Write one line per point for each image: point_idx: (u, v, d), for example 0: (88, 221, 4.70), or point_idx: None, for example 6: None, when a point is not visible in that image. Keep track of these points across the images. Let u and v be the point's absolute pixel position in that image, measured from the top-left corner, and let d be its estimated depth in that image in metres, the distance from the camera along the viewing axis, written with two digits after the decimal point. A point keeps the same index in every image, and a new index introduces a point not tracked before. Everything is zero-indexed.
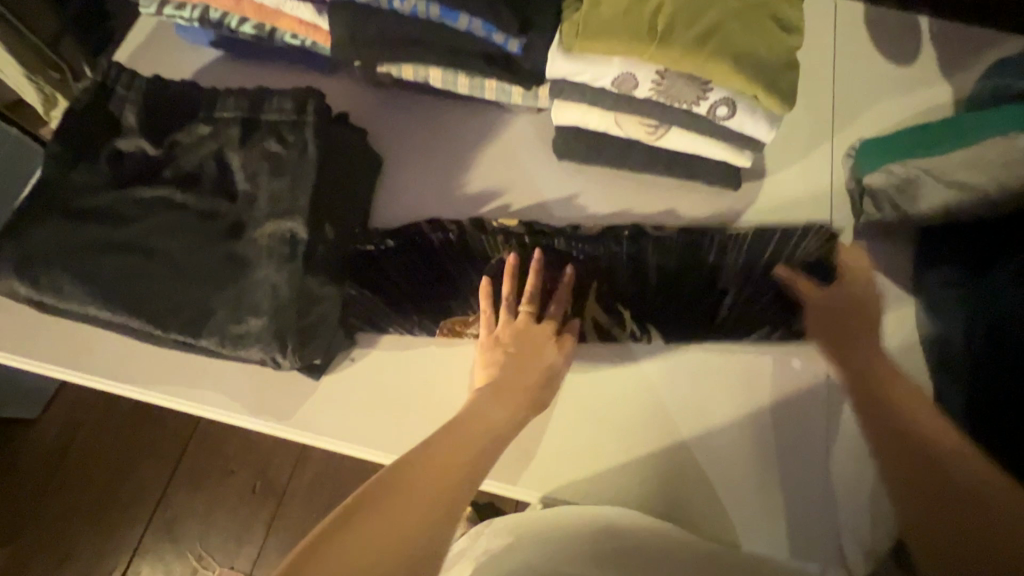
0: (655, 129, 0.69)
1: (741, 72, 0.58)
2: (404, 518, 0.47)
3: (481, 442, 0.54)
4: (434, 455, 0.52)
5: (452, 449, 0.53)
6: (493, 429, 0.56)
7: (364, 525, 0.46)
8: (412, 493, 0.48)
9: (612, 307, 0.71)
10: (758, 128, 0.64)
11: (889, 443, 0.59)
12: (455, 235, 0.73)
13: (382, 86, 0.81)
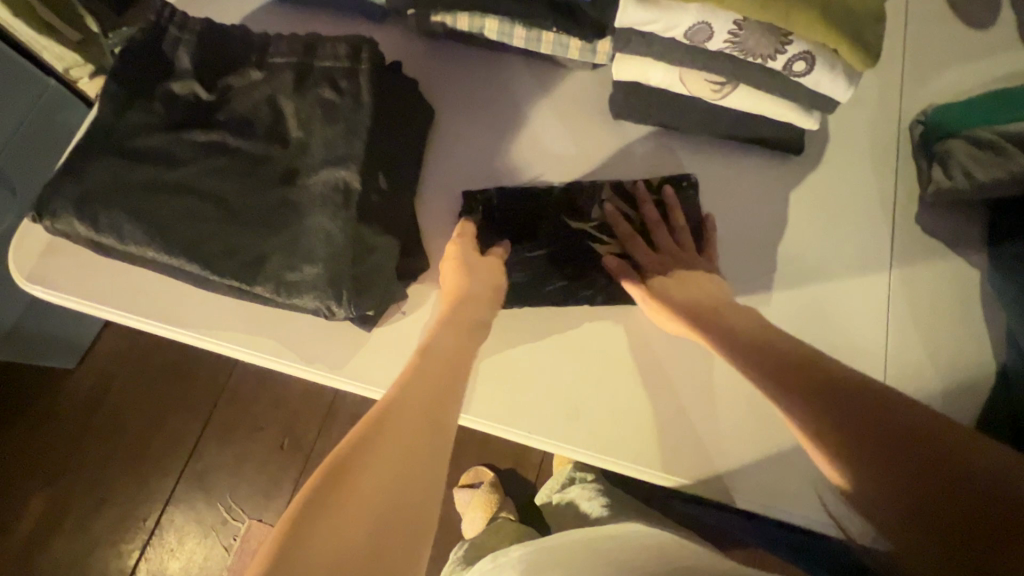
0: (721, 86, 0.66)
1: (826, 23, 0.55)
2: (387, 471, 0.49)
3: (447, 387, 0.57)
4: (407, 410, 0.53)
5: (422, 401, 0.55)
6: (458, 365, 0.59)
7: (351, 487, 0.47)
8: (390, 448, 0.50)
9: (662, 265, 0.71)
10: (834, 85, 0.61)
11: (815, 405, 0.52)
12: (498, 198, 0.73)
13: (433, 37, 0.79)
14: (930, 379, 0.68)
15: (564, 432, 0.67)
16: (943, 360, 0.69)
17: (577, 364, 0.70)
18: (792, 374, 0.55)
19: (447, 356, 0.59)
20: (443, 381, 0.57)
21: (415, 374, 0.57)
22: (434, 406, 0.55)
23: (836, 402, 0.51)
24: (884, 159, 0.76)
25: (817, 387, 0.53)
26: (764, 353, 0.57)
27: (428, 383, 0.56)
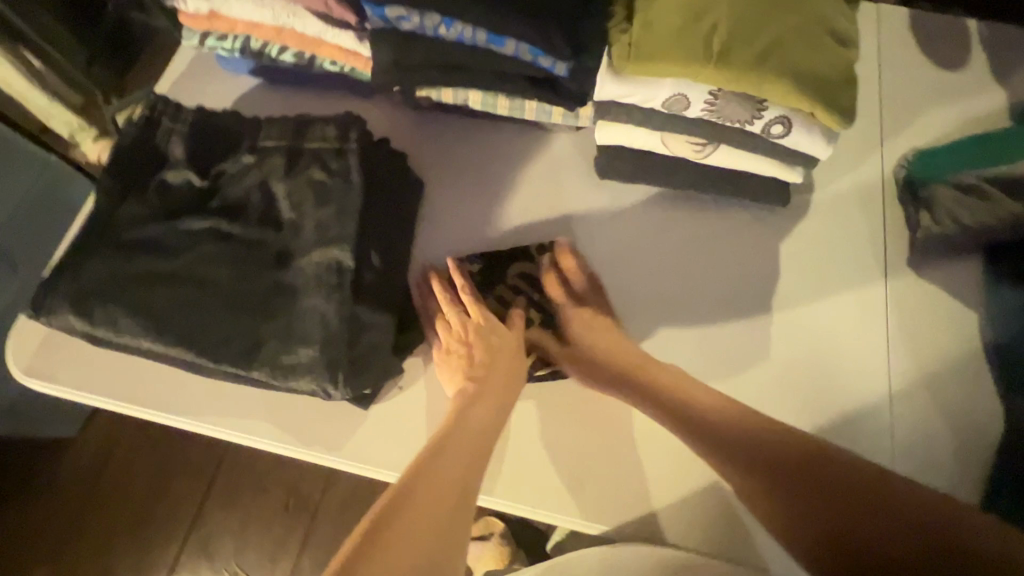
0: (702, 148, 0.68)
1: (799, 90, 0.57)
2: (419, 534, 0.50)
3: (470, 465, 0.58)
4: (428, 486, 0.54)
5: (448, 492, 0.55)
6: (488, 442, 0.61)
7: (384, 561, 0.48)
8: (413, 537, 0.50)
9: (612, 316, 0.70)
10: (813, 145, 0.62)
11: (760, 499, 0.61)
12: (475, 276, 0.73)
13: (419, 110, 0.81)
14: (940, 426, 0.68)
15: (567, 502, 0.65)
16: (950, 404, 0.68)
17: (577, 431, 0.68)
18: (770, 463, 0.61)
19: (465, 438, 0.60)
20: (468, 458, 0.59)
21: (434, 461, 0.57)
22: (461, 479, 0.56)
23: (792, 486, 0.60)
24: (874, 203, 0.77)
25: (775, 473, 0.61)
26: (749, 441, 0.63)
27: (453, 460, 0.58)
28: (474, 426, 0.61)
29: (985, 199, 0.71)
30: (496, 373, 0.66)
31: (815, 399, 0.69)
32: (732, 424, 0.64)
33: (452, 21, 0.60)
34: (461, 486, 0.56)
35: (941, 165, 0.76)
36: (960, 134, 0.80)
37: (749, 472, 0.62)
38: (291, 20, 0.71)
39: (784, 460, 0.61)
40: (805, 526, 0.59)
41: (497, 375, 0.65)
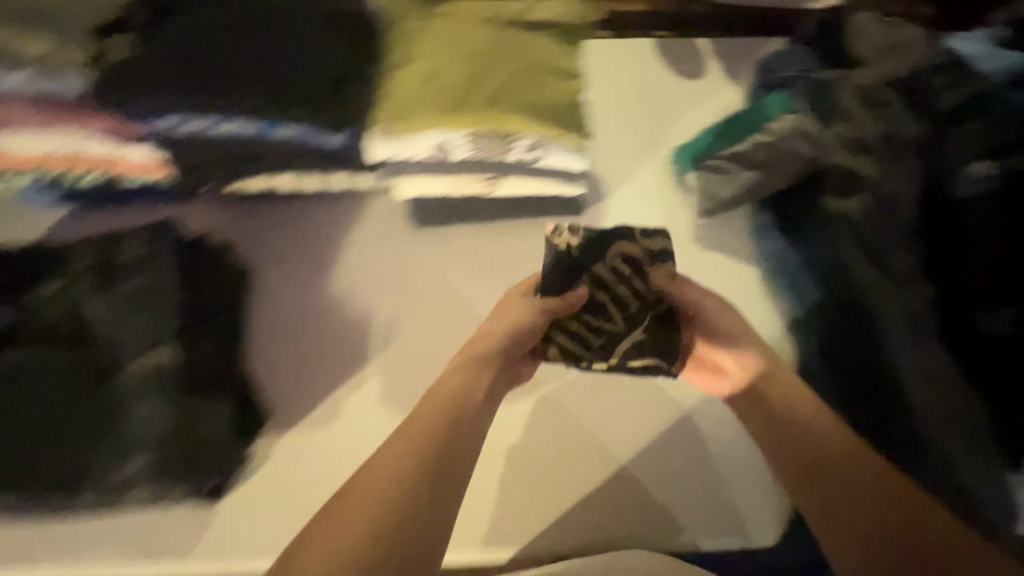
0: (491, 179, 0.76)
1: (531, 124, 0.68)
2: (329, 553, 0.46)
3: (417, 453, 0.52)
4: (356, 502, 0.49)
5: (382, 488, 0.50)
6: (431, 433, 0.54)
7: (304, 559, 0.47)
8: (316, 555, 0.47)
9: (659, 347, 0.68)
10: (566, 162, 0.72)
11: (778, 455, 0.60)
12: (333, 351, 0.78)
13: (237, 202, 0.85)
14: None
15: None
16: None
17: None
18: (783, 421, 0.60)
19: (426, 423, 0.55)
20: (427, 449, 0.53)
21: (376, 466, 0.51)
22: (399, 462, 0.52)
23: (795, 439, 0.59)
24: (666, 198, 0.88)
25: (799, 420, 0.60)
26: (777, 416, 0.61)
27: (389, 460, 0.52)
28: (415, 426, 0.54)
29: (722, 172, 0.81)
30: (470, 397, 0.58)
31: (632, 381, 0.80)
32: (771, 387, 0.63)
33: (227, 120, 0.67)
34: (396, 496, 0.49)
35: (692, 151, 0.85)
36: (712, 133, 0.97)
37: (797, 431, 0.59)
38: (80, 146, 0.73)
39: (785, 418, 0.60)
40: (852, 490, 0.55)
41: (454, 377, 0.59)
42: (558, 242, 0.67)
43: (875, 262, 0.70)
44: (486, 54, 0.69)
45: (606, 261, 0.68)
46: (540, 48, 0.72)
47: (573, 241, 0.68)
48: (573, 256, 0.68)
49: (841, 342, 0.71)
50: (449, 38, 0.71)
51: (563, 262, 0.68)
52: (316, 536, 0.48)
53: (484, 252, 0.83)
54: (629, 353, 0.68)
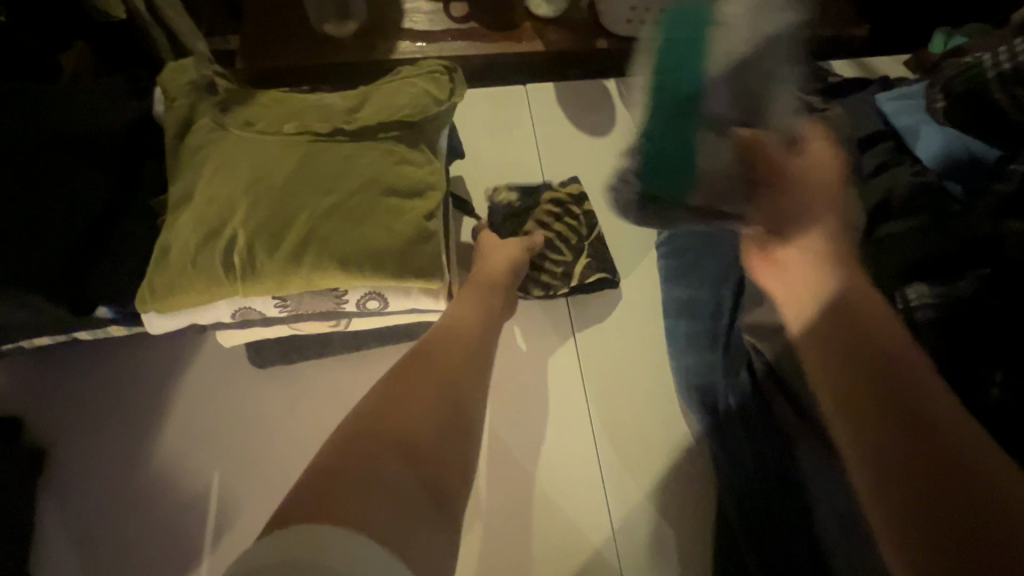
0: (337, 321, 0.62)
1: (360, 274, 0.52)
2: (403, 456, 0.38)
3: (453, 393, 0.46)
4: (401, 414, 0.41)
5: (427, 402, 0.43)
6: (458, 365, 0.49)
7: (358, 488, 0.35)
8: (381, 480, 0.36)
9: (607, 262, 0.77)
10: (421, 304, 0.57)
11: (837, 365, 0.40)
12: (156, 551, 0.62)
13: (28, 354, 0.67)
14: (670, 513, 0.67)
15: None
16: (661, 479, 0.69)
17: None
18: (858, 360, 0.39)
19: (445, 369, 0.48)
20: (449, 378, 0.47)
21: (403, 387, 0.44)
22: (445, 407, 0.44)
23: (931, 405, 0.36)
24: (559, 298, 0.77)
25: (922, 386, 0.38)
26: (855, 360, 0.39)
27: (423, 387, 0.44)
28: (423, 361, 0.48)
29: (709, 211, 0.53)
30: (464, 332, 0.54)
31: (543, 528, 0.66)
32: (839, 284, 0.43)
33: None
34: (456, 407, 0.45)
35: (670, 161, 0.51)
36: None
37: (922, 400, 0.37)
38: None
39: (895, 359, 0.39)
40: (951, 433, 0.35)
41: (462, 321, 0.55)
42: (495, 197, 0.79)
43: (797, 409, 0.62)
44: (294, 183, 0.53)
45: (551, 201, 0.79)
46: (372, 159, 0.56)
47: (501, 189, 0.80)
48: (505, 199, 0.79)
49: (755, 510, 0.61)
50: (243, 162, 0.54)
51: (506, 200, 0.79)
52: (367, 457, 0.37)
53: (344, 405, 0.68)
54: (569, 270, 0.76)
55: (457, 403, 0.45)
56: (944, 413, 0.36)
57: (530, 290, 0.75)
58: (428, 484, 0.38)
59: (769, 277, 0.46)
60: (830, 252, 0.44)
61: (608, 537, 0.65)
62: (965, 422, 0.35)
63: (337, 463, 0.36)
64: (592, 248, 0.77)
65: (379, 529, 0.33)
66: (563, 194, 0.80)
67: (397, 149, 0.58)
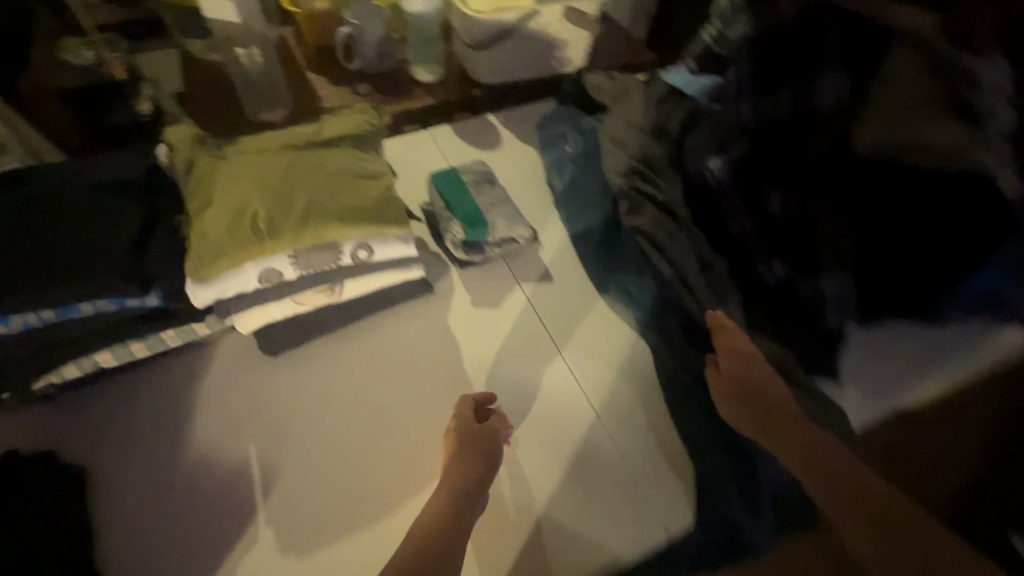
0: (332, 288, 0.77)
1: (351, 226, 0.72)
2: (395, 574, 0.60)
3: (444, 514, 0.67)
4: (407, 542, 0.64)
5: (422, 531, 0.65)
6: (462, 489, 0.69)
7: None
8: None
9: (523, 226, 0.95)
10: (398, 249, 0.77)
11: (802, 465, 0.69)
12: (213, 515, 0.70)
13: (55, 396, 0.75)
14: (626, 374, 0.85)
15: None
16: (612, 356, 0.87)
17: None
18: (842, 478, 0.67)
19: (444, 497, 0.68)
20: (449, 494, 0.68)
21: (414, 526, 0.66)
22: (442, 527, 0.65)
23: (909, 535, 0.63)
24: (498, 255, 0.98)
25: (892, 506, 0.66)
26: (842, 479, 0.67)
27: (426, 515, 0.67)
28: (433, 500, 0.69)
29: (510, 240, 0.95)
30: (468, 463, 0.71)
31: (534, 413, 0.81)
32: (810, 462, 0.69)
33: (7, 317, 0.61)
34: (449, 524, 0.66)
35: (472, 226, 0.93)
36: (546, 181, 1.05)
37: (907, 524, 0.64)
38: None
39: (830, 460, 0.68)
40: (902, 525, 0.64)
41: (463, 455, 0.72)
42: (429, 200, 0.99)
43: (674, 267, 0.84)
44: (287, 176, 0.73)
45: (470, 188, 0.98)
46: (339, 157, 0.78)
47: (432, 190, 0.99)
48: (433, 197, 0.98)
49: (676, 344, 0.83)
50: (245, 171, 0.73)
51: (436, 197, 0.98)
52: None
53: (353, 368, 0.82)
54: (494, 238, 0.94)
55: (450, 522, 0.66)
56: (885, 501, 0.66)
57: (474, 257, 0.93)
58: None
59: (750, 421, 0.73)
60: (767, 416, 0.73)
61: (584, 406, 0.82)
62: (926, 532, 0.64)
63: None
64: (509, 213, 0.96)
65: None
66: (479, 181, 1.00)
67: (355, 151, 0.81)
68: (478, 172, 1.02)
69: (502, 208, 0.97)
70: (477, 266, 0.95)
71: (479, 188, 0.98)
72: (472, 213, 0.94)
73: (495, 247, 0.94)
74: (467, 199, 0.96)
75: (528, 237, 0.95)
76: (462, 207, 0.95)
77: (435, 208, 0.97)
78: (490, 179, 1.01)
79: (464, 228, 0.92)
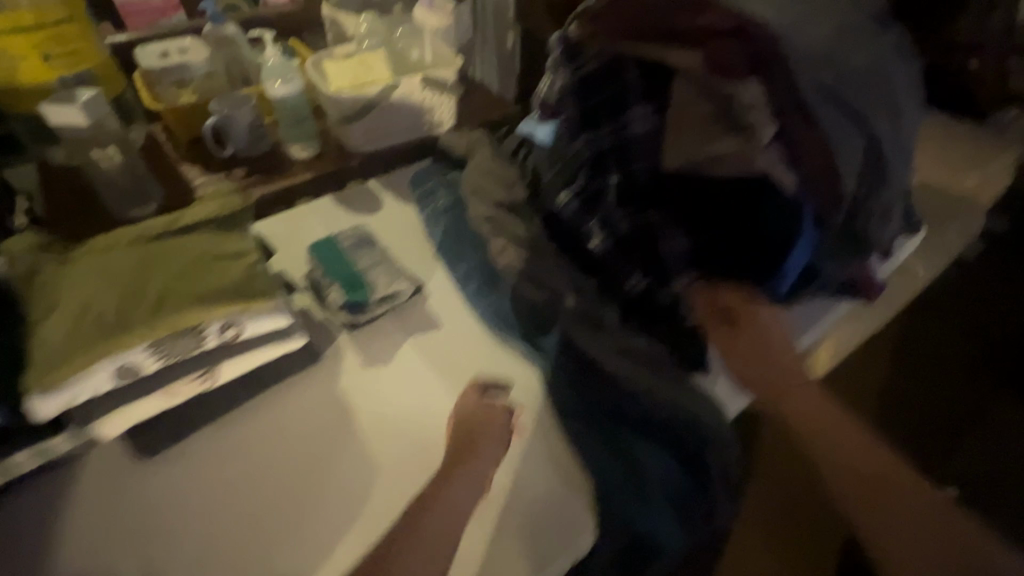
0: (206, 375, 0.76)
1: (212, 308, 0.72)
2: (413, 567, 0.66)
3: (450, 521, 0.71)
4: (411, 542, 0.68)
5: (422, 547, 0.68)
6: (483, 440, 0.79)
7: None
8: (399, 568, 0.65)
9: (404, 281, 0.99)
10: (268, 321, 0.77)
11: (879, 508, 0.76)
12: None
13: None
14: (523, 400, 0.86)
15: None
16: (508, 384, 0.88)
17: None
18: (872, 487, 0.77)
19: (476, 439, 0.79)
20: (465, 453, 0.78)
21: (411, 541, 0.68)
22: (443, 534, 0.69)
23: (842, 472, 0.79)
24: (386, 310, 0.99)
25: (893, 497, 0.76)
26: (891, 508, 0.76)
27: (426, 513, 0.71)
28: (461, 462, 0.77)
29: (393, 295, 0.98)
30: (479, 434, 0.79)
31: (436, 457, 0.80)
32: (799, 402, 0.84)
33: None
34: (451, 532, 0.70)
35: (353, 290, 0.96)
36: (425, 235, 1.11)
37: (862, 470, 0.79)
38: None
39: (888, 496, 0.77)
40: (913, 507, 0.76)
41: (478, 424, 0.81)
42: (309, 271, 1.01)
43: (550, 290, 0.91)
44: (139, 269, 0.73)
45: (348, 251, 1.01)
46: (197, 241, 0.78)
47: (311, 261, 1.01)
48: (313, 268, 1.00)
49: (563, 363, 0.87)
50: (93, 270, 0.72)
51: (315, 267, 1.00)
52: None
53: (268, 438, 0.82)
54: (376, 296, 0.97)
55: (445, 534, 0.70)
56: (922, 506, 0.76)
57: (360, 317, 0.95)
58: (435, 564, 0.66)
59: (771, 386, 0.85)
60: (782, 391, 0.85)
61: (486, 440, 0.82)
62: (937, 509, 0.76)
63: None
64: (389, 271, 1.00)
65: None
66: (357, 243, 1.03)
67: (216, 234, 0.82)
68: (355, 235, 1.05)
69: (383, 266, 1.00)
70: (364, 325, 0.96)
71: (357, 250, 1.02)
72: (352, 276, 0.97)
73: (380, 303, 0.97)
74: (346, 263, 0.99)
75: (410, 291, 0.99)
76: (342, 272, 0.98)
77: (315, 278, 0.99)
78: (368, 239, 1.04)
79: (345, 292, 0.95)
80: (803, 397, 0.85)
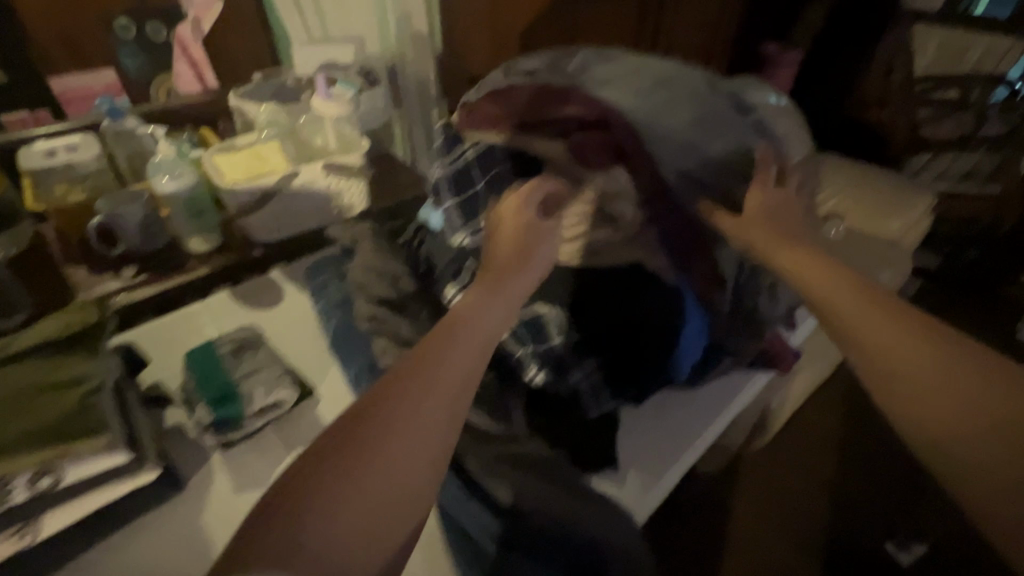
0: (22, 531, 0.67)
1: (20, 459, 0.64)
2: (369, 472, 0.49)
3: (457, 378, 0.57)
4: (372, 425, 0.51)
5: (427, 407, 0.54)
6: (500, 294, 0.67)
7: (290, 539, 0.44)
8: (369, 472, 0.49)
9: (284, 387, 0.90)
10: (96, 465, 0.68)
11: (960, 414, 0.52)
12: None
13: None
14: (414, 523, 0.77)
15: None
16: None
17: None
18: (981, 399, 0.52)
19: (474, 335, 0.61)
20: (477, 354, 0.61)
21: (436, 366, 0.57)
22: (452, 385, 0.56)
23: (900, 384, 0.56)
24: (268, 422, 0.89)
25: (969, 379, 0.53)
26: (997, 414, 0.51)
27: (403, 395, 0.53)
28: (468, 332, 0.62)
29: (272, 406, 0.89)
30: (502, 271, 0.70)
31: None
32: (835, 294, 0.64)
33: None
34: (456, 383, 0.56)
35: (225, 405, 0.86)
36: (322, 330, 1.03)
37: (954, 392, 0.53)
38: None
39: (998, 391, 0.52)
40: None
41: (502, 260, 0.72)
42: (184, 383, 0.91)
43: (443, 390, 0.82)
44: None
45: (227, 359, 0.92)
46: (28, 376, 0.73)
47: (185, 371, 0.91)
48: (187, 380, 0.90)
49: None
50: None
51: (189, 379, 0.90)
52: (305, 513, 0.45)
53: None
54: (251, 410, 0.87)
55: (466, 376, 0.58)
56: None
57: (232, 436, 0.85)
58: (396, 459, 0.50)
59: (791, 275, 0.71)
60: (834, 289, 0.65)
61: None
62: None
63: (279, 489, 0.47)
64: (268, 378, 0.90)
65: (331, 540, 0.45)
66: (237, 350, 0.94)
67: (55, 360, 0.75)
68: (237, 339, 0.96)
69: (264, 372, 0.91)
70: (239, 443, 0.86)
71: (236, 358, 0.93)
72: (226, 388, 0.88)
73: (255, 418, 0.87)
74: (221, 374, 0.90)
75: (291, 399, 0.90)
76: (214, 386, 0.88)
77: (188, 392, 0.89)
78: (252, 343, 0.96)
79: (213, 409, 0.86)
80: (837, 286, 0.65)
